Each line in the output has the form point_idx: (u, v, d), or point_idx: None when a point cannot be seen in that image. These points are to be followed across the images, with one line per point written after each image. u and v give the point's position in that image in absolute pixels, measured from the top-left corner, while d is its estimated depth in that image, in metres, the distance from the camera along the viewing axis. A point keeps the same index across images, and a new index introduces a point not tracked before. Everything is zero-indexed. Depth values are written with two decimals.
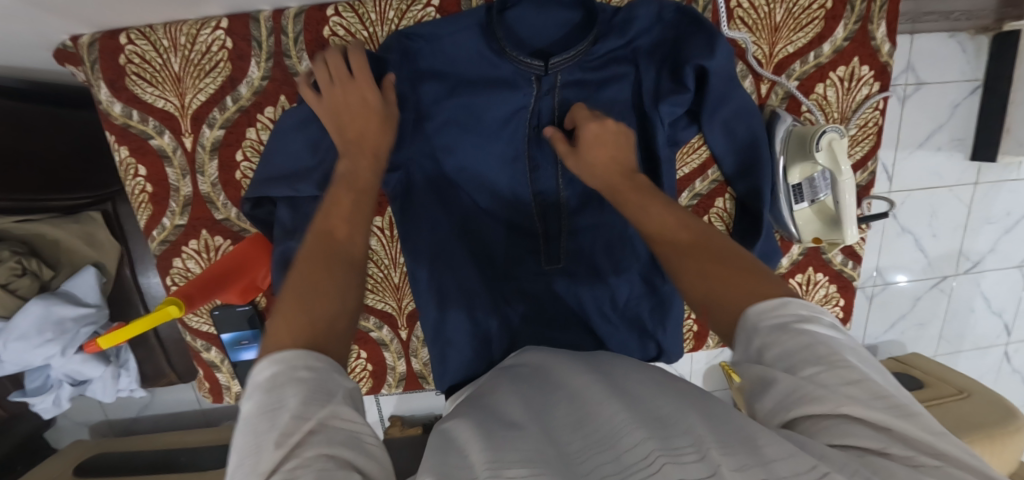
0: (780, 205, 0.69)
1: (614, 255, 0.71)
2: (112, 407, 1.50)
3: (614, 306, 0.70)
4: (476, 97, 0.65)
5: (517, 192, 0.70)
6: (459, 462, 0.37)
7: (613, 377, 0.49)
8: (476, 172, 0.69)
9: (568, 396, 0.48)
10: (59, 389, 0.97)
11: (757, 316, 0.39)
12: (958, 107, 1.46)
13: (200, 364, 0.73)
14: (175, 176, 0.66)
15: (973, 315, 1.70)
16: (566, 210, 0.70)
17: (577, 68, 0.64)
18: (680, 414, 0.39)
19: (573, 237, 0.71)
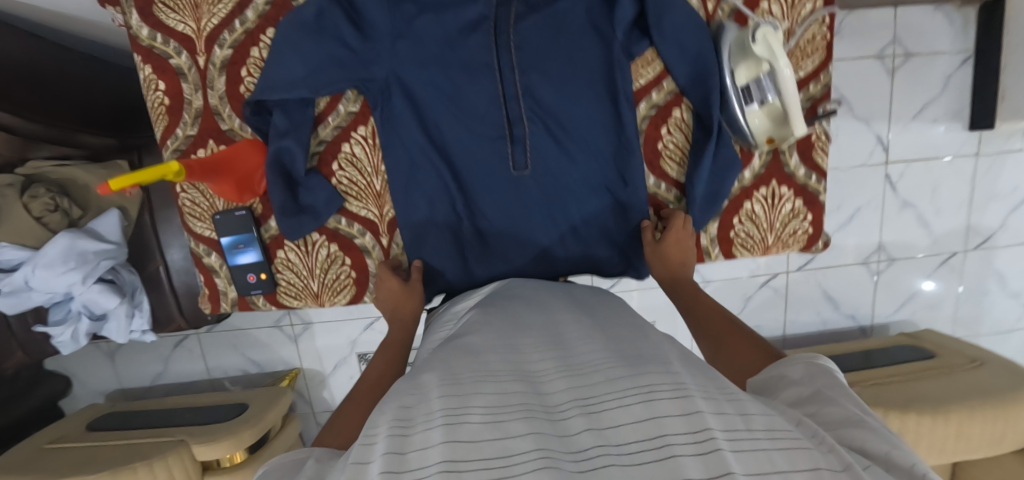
0: (732, 115, 0.73)
1: (579, 162, 0.76)
2: (126, 376, 1.57)
3: (581, 211, 0.77)
4: (448, 15, 0.71)
5: (484, 100, 0.73)
6: (426, 406, 0.45)
7: (598, 328, 0.61)
8: (445, 82, 0.73)
9: (563, 342, 0.58)
10: (79, 323, 1.04)
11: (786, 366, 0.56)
12: (950, 79, 1.47)
13: (201, 269, 0.80)
14: (189, 90, 0.74)
15: (989, 296, 1.64)
16: (527, 117, 0.73)
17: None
18: (655, 357, 0.51)
19: (536, 147, 0.75)
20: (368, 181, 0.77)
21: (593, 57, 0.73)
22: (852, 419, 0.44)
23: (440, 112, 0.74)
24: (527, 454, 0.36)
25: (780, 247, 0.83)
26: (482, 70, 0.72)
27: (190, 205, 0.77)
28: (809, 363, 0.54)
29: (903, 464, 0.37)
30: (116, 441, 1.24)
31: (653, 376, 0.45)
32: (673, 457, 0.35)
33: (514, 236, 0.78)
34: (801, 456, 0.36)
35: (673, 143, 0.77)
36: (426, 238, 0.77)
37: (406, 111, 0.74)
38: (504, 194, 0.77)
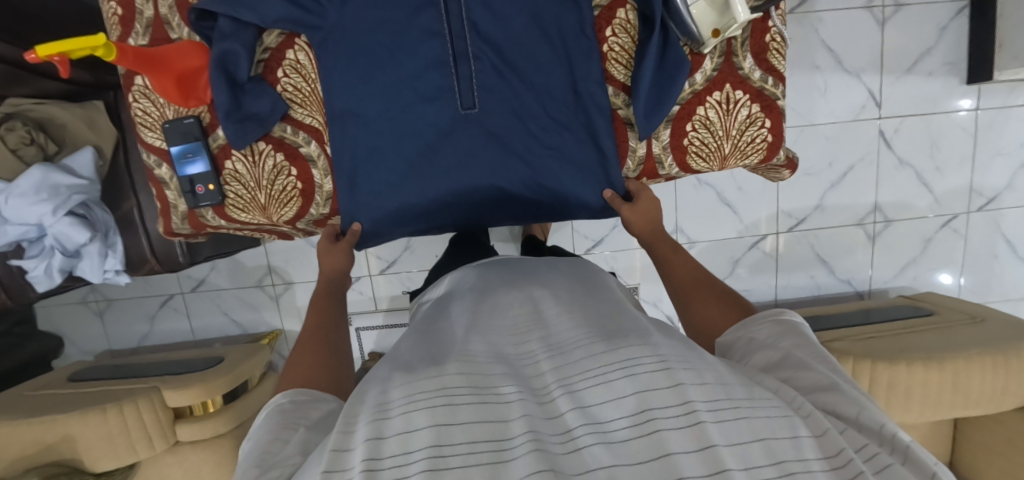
0: (676, 9, 0.70)
1: (524, 87, 0.74)
2: (115, 337, 1.57)
3: (538, 141, 0.76)
4: None
5: (423, 17, 0.71)
6: (400, 389, 0.46)
7: (581, 306, 0.64)
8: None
9: (549, 326, 0.61)
10: (53, 258, 1.07)
11: (758, 322, 0.57)
12: (945, 31, 1.42)
13: (154, 182, 0.81)
14: (141, 1, 0.76)
15: (998, 262, 1.55)
16: (472, 39, 0.72)
17: None
18: (636, 329, 0.53)
19: (482, 74, 0.73)
20: (312, 88, 0.77)
21: None
22: (831, 388, 0.44)
23: (378, 23, 0.71)
24: (517, 440, 0.38)
25: (738, 158, 0.80)
26: (423, 6, 0.71)
27: (141, 114, 0.78)
28: (783, 328, 0.55)
29: (874, 426, 0.39)
30: (92, 388, 1.25)
31: (633, 349, 0.47)
32: (660, 431, 0.36)
33: (455, 182, 0.77)
34: (781, 424, 0.37)
35: (620, 44, 0.74)
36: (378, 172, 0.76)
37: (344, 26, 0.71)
38: (451, 135, 0.75)
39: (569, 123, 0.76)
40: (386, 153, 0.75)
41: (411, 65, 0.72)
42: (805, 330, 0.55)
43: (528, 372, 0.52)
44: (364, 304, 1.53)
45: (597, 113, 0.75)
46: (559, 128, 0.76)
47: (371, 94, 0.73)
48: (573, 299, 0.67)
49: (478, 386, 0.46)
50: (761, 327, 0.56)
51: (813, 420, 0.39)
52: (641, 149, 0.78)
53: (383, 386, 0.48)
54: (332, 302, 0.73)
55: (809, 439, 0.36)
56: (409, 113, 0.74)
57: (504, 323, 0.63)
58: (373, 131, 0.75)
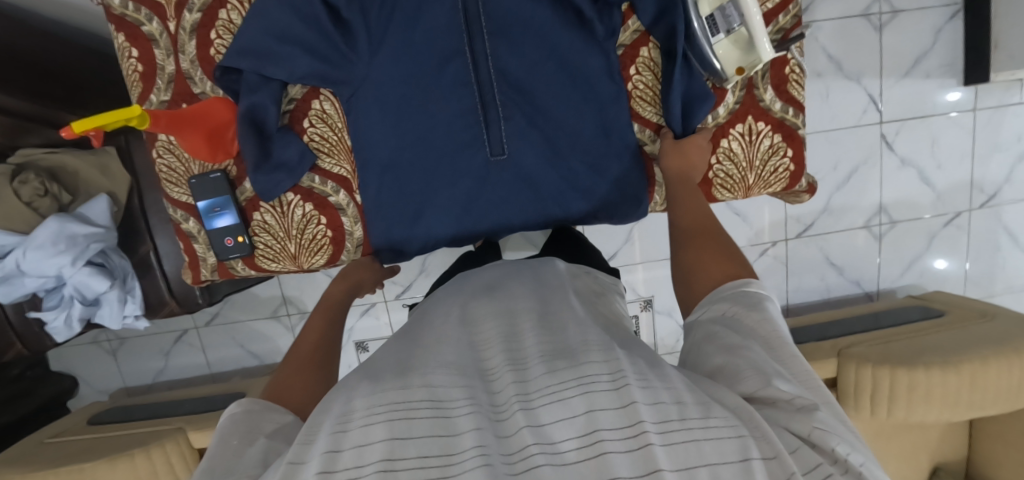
0: (700, 49, 0.72)
1: (553, 128, 0.75)
2: (129, 374, 1.55)
3: (573, 181, 0.77)
4: None
5: (455, 70, 0.72)
6: (347, 406, 0.42)
7: (548, 301, 0.58)
8: (412, 48, 0.71)
9: (518, 329, 0.53)
10: (72, 308, 1.05)
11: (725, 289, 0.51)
12: (940, 33, 1.44)
13: (181, 235, 0.81)
14: (162, 56, 0.75)
15: (1001, 254, 1.58)
16: (500, 86, 0.73)
17: None
18: (599, 345, 0.45)
19: (509, 120, 0.74)
20: (339, 137, 0.76)
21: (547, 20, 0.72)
22: (791, 404, 0.38)
23: (407, 76, 0.72)
24: (466, 456, 0.34)
25: (761, 187, 0.81)
26: (450, 58, 0.72)
27: (166, 170, 0.78)
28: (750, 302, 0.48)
29: (829, 447, 0.35)
30: (112, 432, 1.24)
31: (606, 362, 0.42)
32: (606, 454, 0.33)
33: (452, 206, 0.76)
34: (734, 447, 0.33)
35: (644, 82, 0.76)
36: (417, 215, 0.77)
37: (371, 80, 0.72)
38: (483, 182, 0.76)
39: (597, 162, 0.76)
40: (415, 198, 0.76)
41: (416, 102, 0.73)
42: (768, 304, 0.48)
43: (484, 383, 0.46)
44: (380, 329, 1.53)
45: (628, 156, 0.76)
46: (590, 169, 0.76)
47: (394, 140, 0.74)
48: (546, 294, 0.60)
49: (434, 401, 0.41)
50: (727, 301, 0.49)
51: (767, 436, 0.34)
52: None
53: (346, 398, 0.43)
54: (337, 319, 0.68)
55: (762, 461, 0.32)
56: (438, 157, 0.75)
57: (470, 327, 0.56)
58: (401, 176, 0.75)
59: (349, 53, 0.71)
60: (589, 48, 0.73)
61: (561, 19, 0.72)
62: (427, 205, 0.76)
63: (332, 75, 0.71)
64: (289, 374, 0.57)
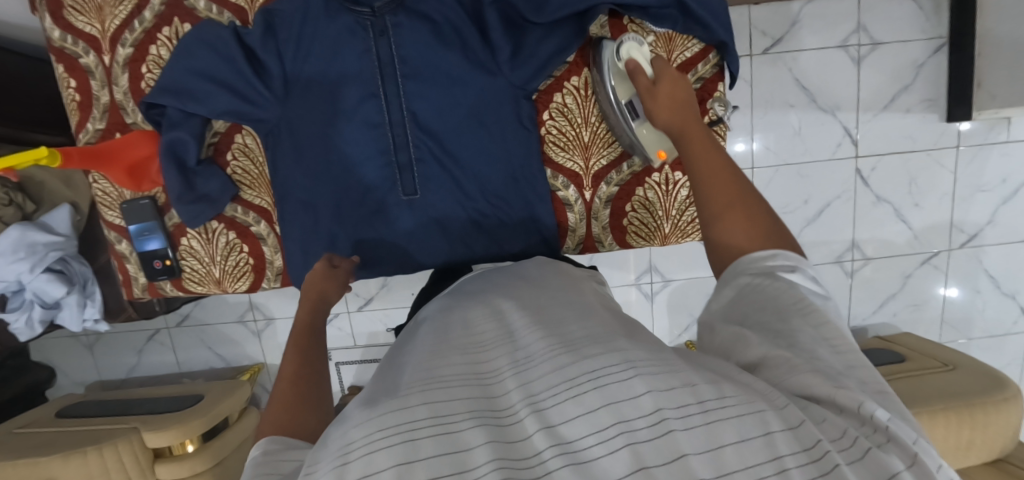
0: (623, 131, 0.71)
1: (470, 165, 0.76)
2: (105, 368, 1.62)
3: (482, 218, 0.78)
4: (317, 20, 0.72)
5: (368, 113, 0.75)
6: (345, 438, 0.35)
7: (544, 306, 0.54)
8: (326, 91, 0.75)
9: (518, 334, 0.48)
10: (32, 310, 1.10)
11: (747, 264, 0.44)
12: (923, 67, 1.39)
13: (115, 256, 0.84)
14: (97, 86, 0.80)
15: (980, 297, 1.52)
16: (413, 126, 0.75)
17: (402, 7, 0.72)
18: (604, 339, 0.42)
19: (421, 163, 0.76)
20: (260, 171, 0.80)
21: (459, 67, 0.73)
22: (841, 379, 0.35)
23: (325, 117, 0.75)
24: (481, 471, 0.30)
25: (679, 236, 0.80)
26: (366, 100, 0.74)
27: (100, 194, 0.81)
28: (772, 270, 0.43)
29: (852, 405, 0.32)
30: (76, 427, 1.30)
31: (609, 354, 0.38)
32: (636, 445, 0.29)
33: (371, 239, 0.79)
34: (753, 421, 0.30)
35: (557, 127, 0.76)
36: (328, 245, 0.79)
37: (288, 122, 0.76)
38: (391, 214, 0.78)
39: (508, 205, 0.77)
40: (329, 230, 0.79)
41: (341, 140, 0.76)
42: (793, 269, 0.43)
43: (485, 389, 0.41)
44: (342, 339, 1.56)
45: (536, 200, 0.77)
46: (510, 207, 0.77)
47: (311, 175, 0.77)
48: (547, 300, 0.56)
49: (439, 413, 0.35)
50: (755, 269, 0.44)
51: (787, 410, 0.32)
52: (581, 228, 0.79)
53: (340, 431, 0.37)
54: (313, 339, 0.60)
55: (782, 434, 0.30)
56: (358, 191, 0.78)
57: (466, 338, 0.50)
58: (321, 211, 0.78)
59: (264, 92, 0.74)
60: (509, 92, 0.74)
61: (472, 65, 0.73)
62: (337, 239, 0.79)
63: (248, 112, 0.74)
64: (277, 400, 0.50)
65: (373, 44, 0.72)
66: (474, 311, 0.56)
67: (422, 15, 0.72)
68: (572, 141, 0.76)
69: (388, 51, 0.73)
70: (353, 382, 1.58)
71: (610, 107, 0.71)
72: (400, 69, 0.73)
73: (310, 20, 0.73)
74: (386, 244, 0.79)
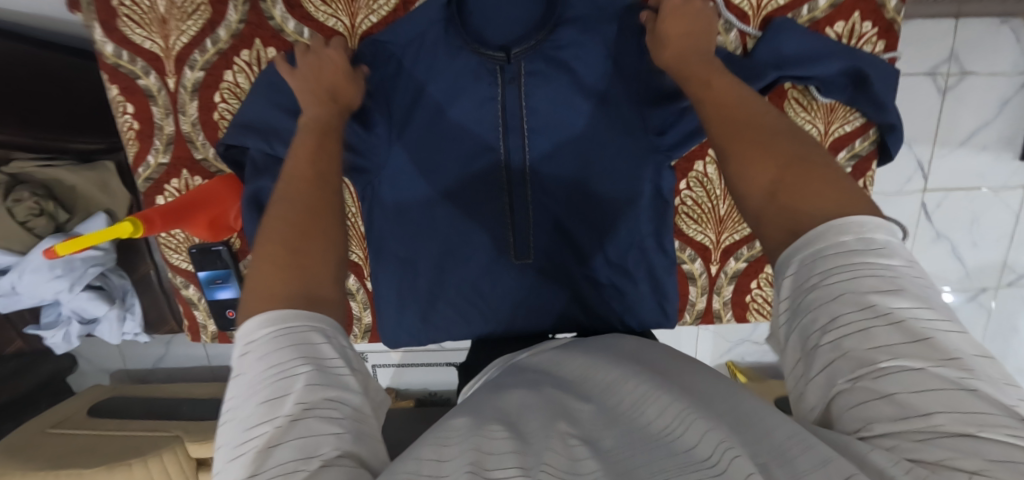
0: None
1: (592, 230, 0.69)
2: (129, 358, 1.55)
3: (597, 285, 0.70)
4: (439, 62, 0.63)
5: (485, 168, 0.67)
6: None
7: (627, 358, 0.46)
8: (435, 141, 0.66)
9: (617, 409, 0.37)
10: (70, 326, 1.03)
11: (821, 248, 0.35)
12: (1007, 104, 1.27)
13: (180, 301, 0.77)
14: (160, 114, 0.70)
15: (1016, 336, 1.46)
16: (533, 181, 0.67)
17: (540, 57, 0.64)
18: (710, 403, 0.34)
19: (538, 226, 0.69)
20: (353, 221, 0.74)
21: (594, 123, 0.65)
22: (959, 440, 0.27)
23: (434, 169, 0.68)
24: None
25: None
26: (482, 151, 0.67)
27: (165, 236, 0.72)
28: (887, 282, 0.32)
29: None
30: (114, 431, 1.25)
31: (694, 441, 0.30)
32: None
33: (472, 301, 0.72)
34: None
35: (692, 198, 0.70)
36: (429, 311, 0.72)
37: (393, 176, 0.68)
38: (499, 276, 0.71)
39: (623, 272, 0.69)
40: (429, 293, 0.72)
41: (452, 192, 0.68)
42: (884, 259, 0.33)
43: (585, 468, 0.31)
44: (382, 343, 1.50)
45: (612, 258, 0.69)
46: (553, 266, 0.71)
47: (415, 228, 0.69)
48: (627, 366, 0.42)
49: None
50: (862, 279, 0.32)
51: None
52: (701, 303, 0.74)
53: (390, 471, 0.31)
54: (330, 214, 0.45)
55: None
56: (457, 246, 0.70)
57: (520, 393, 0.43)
58: (420, 273, 0.71)
59: (372, 139, 0.66)
60: (647, 155, 0.65)
61: (610, 123, 0.64)
62: (436, 303, 0.72)
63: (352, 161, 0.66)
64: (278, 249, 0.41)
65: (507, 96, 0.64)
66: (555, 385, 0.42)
67: (560, 63, 0.64)
68: (707, 214, 0.70)
69: (518, 99, 0.64)
70: (388, 384, 1.56)
71: None
72: (530, 125, 0.65)
73: (429, 56, 0.63)
74: (491, 312, 0.72)
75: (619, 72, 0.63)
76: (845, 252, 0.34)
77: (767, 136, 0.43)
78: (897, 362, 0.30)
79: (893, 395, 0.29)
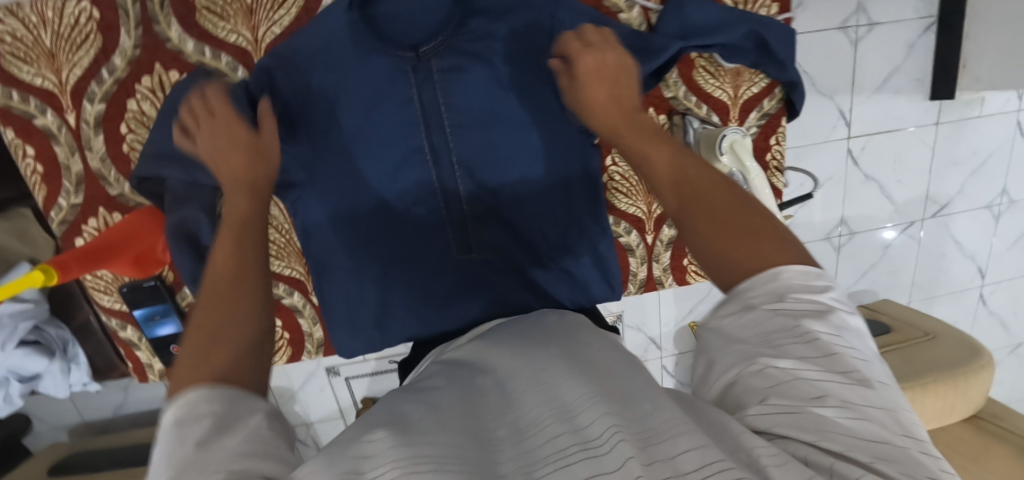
0: None
1: (530, 215, 0.70)
2: (86, 410, 1.47)
3: (540, 267, 0.72)
4: (349, 68, 0.62)
5: (416, 170, 0.67)
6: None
7: (540, 337, 0.50)
8: (359, 148, 0.65)
9: (536, 386, 0.41)
10: (10, 386, 0.98)
11: (753, 282, 0.37)
12: (913, 48, 1.24)
13: (120, 344, 0.74)
14: (64, 154, 0.66)
15: (946, 260, 1.47)
16: (466, 174, 0.68)
17: (452, 52, 0.64)
18: (604, 381, 0.39)
19: (477, 219, 0.70)
20: (288, 239, 0.73)
21: (514, 110, 0.66)
22: (863, 448, 0.30)
23: (363, 177, 0.67)
24: None
25: None
26: (409, 153, 0.66)
27: (91, 279, 0.69)
28: (814, 307, 0.34)
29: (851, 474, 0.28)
30: None
31: (588, 422, 0.34)
32: None
33: (420, 303, 0.72)
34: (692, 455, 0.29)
35: (620, 173, 0.72)
36: (383, 316, 0.72)
37: (324, 190, 0.66)
38: (444, 273, 0.71)
39: (568, 253, 0.71)
40: (376, 301, 0.71)
41: (383, 197, 0.68)
42: (811, 293, 0.35)
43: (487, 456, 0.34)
44: None
45: (544, 245, 0.71)
46: (487, 260, 0.71)
47: (352, 238, 0.69)
48: (553, 351, 0.45)
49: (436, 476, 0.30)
50: (789, 306, 0.34)
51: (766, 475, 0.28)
52: (643, 273, 0.77)
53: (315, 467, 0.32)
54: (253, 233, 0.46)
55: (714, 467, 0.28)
56: (398, 250, 0.70)
57: (469, 384, 0.45)
58: (364, 281, 0.71)
59: (293, 151, 0.64)
60: (570, 135, 0.68)
61: (529, 109, 0.66)
62: (385, 310, 0.72)
63: (274, 179, 0.64)
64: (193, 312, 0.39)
65: (434, 99, 0.64)
66: (492, 373, 0.46)
67: (473, 55, 0.64)
68: (636, 187, 0.73)
69: (437, 95, 0.64)
70: (365, 394, 1.54)
71: None
72: (454, 120, 0.65)
73: (336, 61, 0.62)
74: (440, 312, 0.71)
75: (530, 59, 0.64)
76: (770, 284, 0.36)
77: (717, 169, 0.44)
78: (800, 369, 0.33)
79: (810, 416, 0.31)
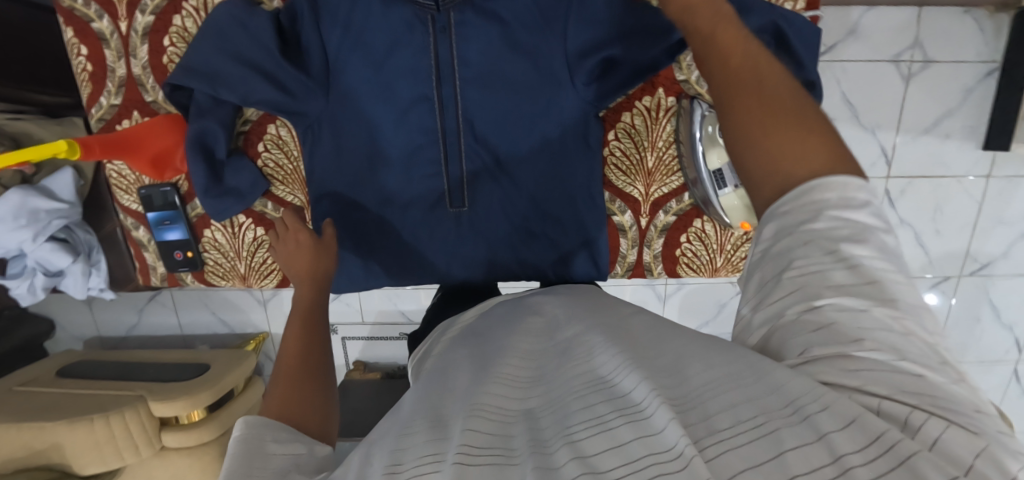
0: (706, 194, 0.71)
1: (525, 183, 0.71)
2: (103, 325, 1.56)
3: (529, 238, 0.73)
4: (372, 11, 0.65)
5: (422, 119, 0.69)
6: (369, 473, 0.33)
7: (577, 308, 0.49)
8: (370, 88, 0.68)
9: (569, 360, 0.40)
10: (35, 277, 1.05)
11: (795, 205, 0.34)
12: (970, 93, 1.14)
13: (131, 243, 0.80)
14: (112, 57, 0.72)
15: (979, 326, 1.31)
16: (470, 134, 0.70)
17: (470, 8, 0.65)
18: (641, 355, 0.37)
19: (475, 180, 0.71)
20: (294, 166, 0.76)
21: (524, 74, 0.67)
22: (906, 383, 0.29)
23: (370, 117, 0.69)
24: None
25: (729, 271, 0.78)
26: (417, 102, 0.68)
27: (116, 177, 0.75)
28: (855, 231, 0.33)
29: (897, 416, 0.28)
30: (77, 390, 1.26)
31: (631, 387, 0.33)
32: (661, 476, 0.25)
33: (406, 250, 0.74)
34: (760, 439, 0.26)
35: (622, 150, 0.73)
36: (368, 256, 0.75)
37: (330, 124, 0.70)
38: (433, 227, 0.73)
39: (558, 226, 0.72)
40: (363, 240, 0.74)
41: (385, 142, 0.71)
42: (861, 206, 0.34)
43: (530, 424, 0.34)
44: (351, 315, 1.51)
45: (537, 218, 0.72)
46: (477, 220, 0.73)
47: (348, 176, 0.72)
48: (583, 322, 0.45)
49: (479, 443, 0.31)
50: (831, 231, 0.33)
51: (814, 421, 0.27)
52: (632, 256, 0.77)
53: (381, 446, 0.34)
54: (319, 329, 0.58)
55: (797, 448, 0.25)
56: (394, 192, 0.73)
57: (495, 343, 0.46)
58: (357, 221, 0.74)
59: (307, 82, 0.67)
60: (575, 107, 0.68)
61: (539, 75, 0.67)
62: (371, 252, 0.75)
63: (288, 106, 0.67)
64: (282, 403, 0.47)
65: (449, 55, 0.66)
66: (517, 332, 0.46)
67: (490, 13, 0.65)
68: (636, 166, 0.73)
69: (449, 48, 0.66)
70: (357, 357, 1.57)
71: (695, 174, 0.72)
72: (462, 74, 0.67)
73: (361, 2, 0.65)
74: (424, 262, 0.74)
75: (549, 24, 0.65)
76: (814, 207, 0.34)
77: (763, 82, 0.39)
78: (843, 302, 0.32)
79: (852, 350, 0.31)
